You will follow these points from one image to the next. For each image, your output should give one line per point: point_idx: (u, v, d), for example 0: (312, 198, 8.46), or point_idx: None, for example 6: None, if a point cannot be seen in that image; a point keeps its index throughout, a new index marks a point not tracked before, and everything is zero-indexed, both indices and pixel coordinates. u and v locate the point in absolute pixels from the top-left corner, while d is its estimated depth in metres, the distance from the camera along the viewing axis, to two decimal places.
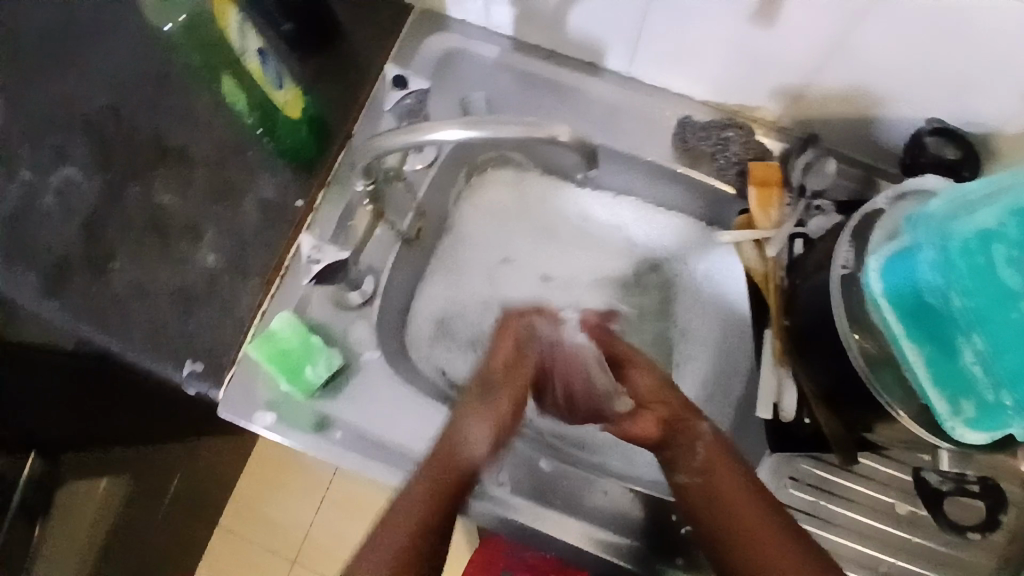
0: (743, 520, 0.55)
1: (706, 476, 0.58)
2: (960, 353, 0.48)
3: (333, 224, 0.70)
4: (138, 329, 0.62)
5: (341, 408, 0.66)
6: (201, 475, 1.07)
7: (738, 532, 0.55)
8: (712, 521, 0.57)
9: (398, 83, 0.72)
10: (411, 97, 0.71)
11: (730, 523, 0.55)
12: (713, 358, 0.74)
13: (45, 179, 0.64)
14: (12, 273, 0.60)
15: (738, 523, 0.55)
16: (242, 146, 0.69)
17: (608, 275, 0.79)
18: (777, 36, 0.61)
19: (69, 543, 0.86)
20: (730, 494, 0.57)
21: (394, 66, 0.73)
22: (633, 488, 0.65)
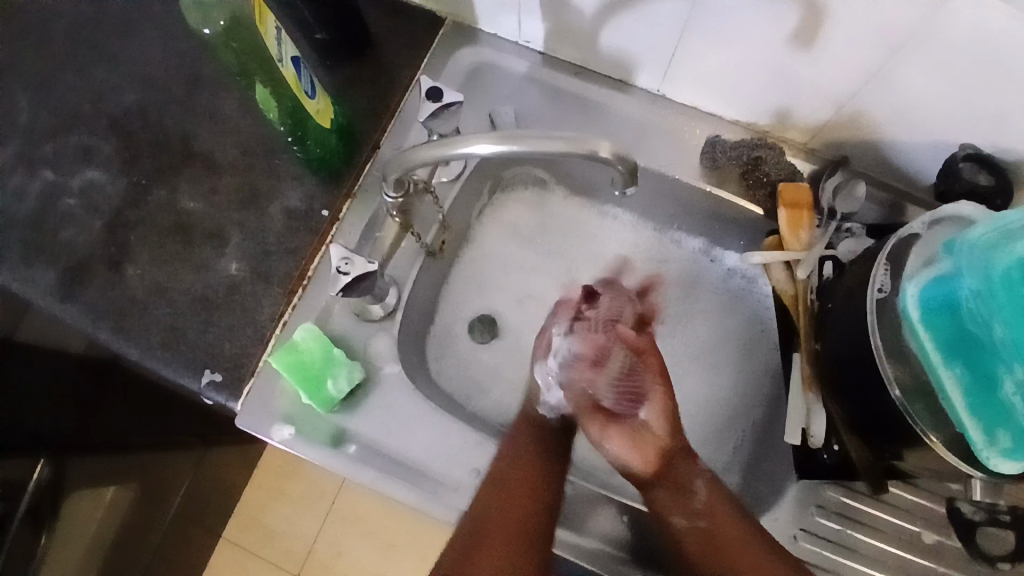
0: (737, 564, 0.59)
1: (710, 521, 0.62)
2: (1001, 382, 0.47)
3: (358, 236, 0.68)
4: (157, 333, 0.61)
5: (359, 422, 0.65)
6: (209, 485, 1.06)
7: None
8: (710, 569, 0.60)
9: (432, 96, 0.65)
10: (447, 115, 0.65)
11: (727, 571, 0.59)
12: (734, 380, 0.74)
13: (69, 180, 0.66)
14: (34, 270, 0.62)
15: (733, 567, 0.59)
16: (271, 154, 0.69)
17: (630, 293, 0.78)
18: (814, 58, 0.60)
19: (73, 556, 0.85)
20: (730, 542, 0.60)
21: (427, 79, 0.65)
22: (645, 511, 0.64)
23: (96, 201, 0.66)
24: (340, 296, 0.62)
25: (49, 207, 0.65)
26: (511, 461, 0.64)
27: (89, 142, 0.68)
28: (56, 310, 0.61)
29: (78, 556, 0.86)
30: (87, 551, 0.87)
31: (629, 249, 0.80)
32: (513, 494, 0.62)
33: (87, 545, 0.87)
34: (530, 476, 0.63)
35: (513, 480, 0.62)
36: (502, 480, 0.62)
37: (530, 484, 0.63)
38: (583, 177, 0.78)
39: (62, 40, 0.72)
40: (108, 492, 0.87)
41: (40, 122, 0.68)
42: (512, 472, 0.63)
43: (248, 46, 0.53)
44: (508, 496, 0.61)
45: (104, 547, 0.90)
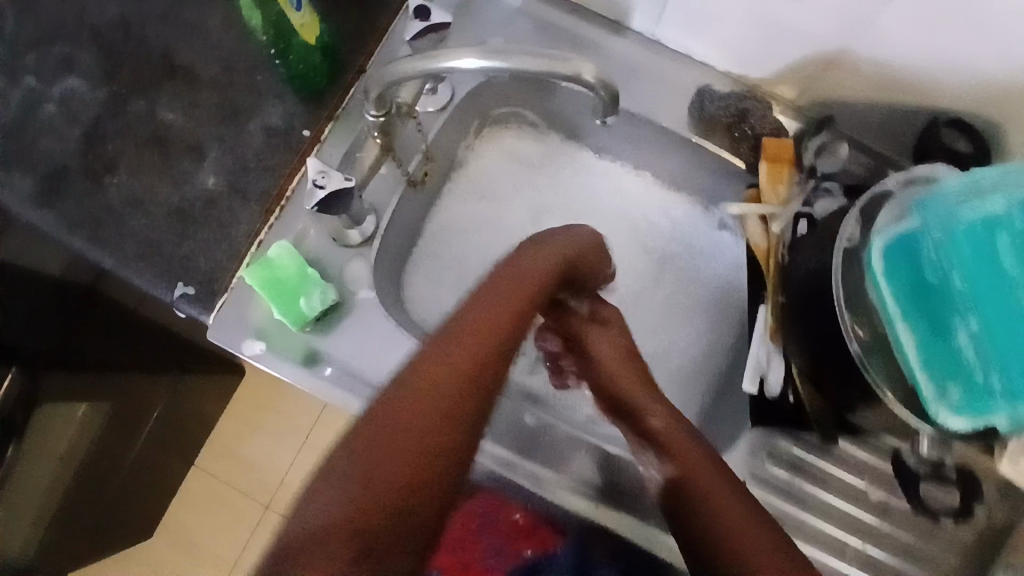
0: (727, 518, 0.52)
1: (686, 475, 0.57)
2: (954, 333, 0.50)
3: (341, 154, 0.68)
4: (131, 245, 0.61)
5: (331, 344, 0.65)
6: (184, 412, 1.07)
7: (723, 528, 0.52)
8: (708, 518, 0.53)
9: (417, 13, 0.70)
10: (424, 31, 0.70)
11: (720, 520, 0.52)
12: (703, 333, 0.76)
13: (47, 87, 0.64)
14: (8, 175, 0.61)
15: (724, 520, 0.52)
16: (254, 71, 0.67)
17: (611, 243, 0.79)
18: (809, 9, 0.60)
19: (43, 469, 0.90)
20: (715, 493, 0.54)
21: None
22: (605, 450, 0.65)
23: (75, 109, 0.64)
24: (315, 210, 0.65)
25: (28, 114, 0.63)
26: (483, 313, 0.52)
27: (70, 50, 0.66)
28: (31, 217, 0.61)
29: (47, 473, 0.90)
30: (56, 468, 0.91)
31: (614, 196, 0.80)
32: (477, 350, 0.49)
33: (55, 465, 0.91)
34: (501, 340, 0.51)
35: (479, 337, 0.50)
36: (466, 330, 0.51)
37: (505, 324, 0.52)
38: (573, 117, 0.77)
39: None
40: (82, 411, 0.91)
41: (18, 24, 0.66)
42: (479, 324, 0.51)
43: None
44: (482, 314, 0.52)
45: (72, 471, 0.91)
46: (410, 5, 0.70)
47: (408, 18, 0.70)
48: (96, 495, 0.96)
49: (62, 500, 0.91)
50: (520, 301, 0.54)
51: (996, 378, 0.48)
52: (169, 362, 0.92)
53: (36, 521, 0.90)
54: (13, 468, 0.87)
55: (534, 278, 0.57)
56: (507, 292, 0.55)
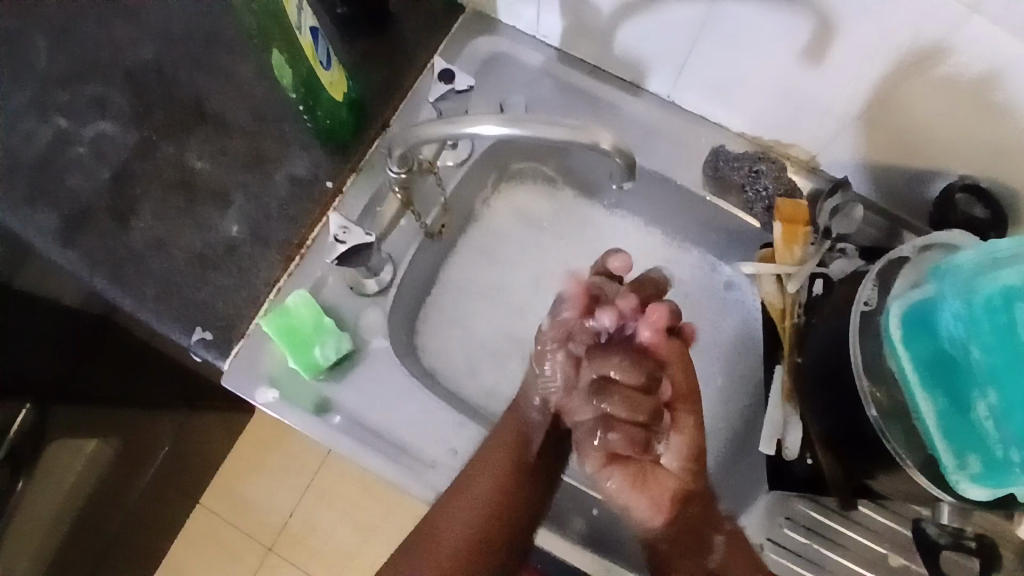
0: None
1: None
2: (972, 406, 0.48)
3: (361, 207, 0.70)
4: (152, 287, 0.63)
5: (343, 392, 0.65)
6: (192, 449, 1.07)
7: None
8: None
9: (443, 77, 0.72)
10: (449, 92, 0.72)
11: None
12: (717, 389, 0.75)
13: (80, 129, 0.67)
14: (35, 214, 0.63)
15: None
16: (280, 121, 0.69)
17: None
18: (826, 76, 0.61)
19: (49, 507, 0.88)
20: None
21: (441, 59, 0.73)
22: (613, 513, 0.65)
23: (105, 150, 0.67)
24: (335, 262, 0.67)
25: (58, 152, 0.66)
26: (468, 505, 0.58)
27: (102, 92, 0.68)
28: (55, 256, 0.62)
29: (53, 510, 0.89)
30: (64, 504, 0.89)
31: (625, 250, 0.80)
32: (467, 536, 0.57)
33: (63, 501, 0.89)
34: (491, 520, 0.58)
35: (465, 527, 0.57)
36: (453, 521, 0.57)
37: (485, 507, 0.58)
38: (589, 173, 0.79)
39: None
40: (94, 446, 0.90)
41: (57, 68, 0.69)
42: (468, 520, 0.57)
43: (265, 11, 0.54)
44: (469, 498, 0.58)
45: (77, 506, 0.91)
46: (435, 68, 0.73)
47: (434, 80, 0.72)
48: (98, 528, 0.96)
49: (66, 534, 0.91)
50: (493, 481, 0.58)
51: (1016, 453, 0.46)
52: (183, 398, 0.94)
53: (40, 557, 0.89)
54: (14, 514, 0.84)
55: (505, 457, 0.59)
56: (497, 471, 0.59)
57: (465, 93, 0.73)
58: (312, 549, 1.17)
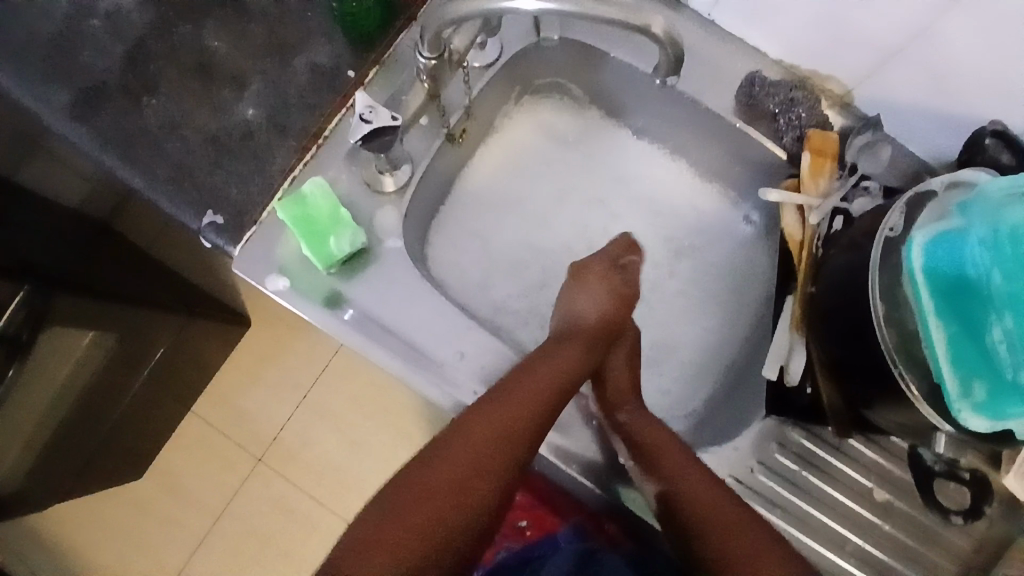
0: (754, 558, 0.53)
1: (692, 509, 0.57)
2: (988, 331, 0.49)
3: (388, 95, 0.67)
4: (165, 168, 0.61)
5: (356, 289, 0.64)
6: (188, 357, 1.07)
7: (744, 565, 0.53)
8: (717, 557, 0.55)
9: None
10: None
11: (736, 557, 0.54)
12: (724, 323, 0.75)
13: (97, 2, 0.65)
14: (49, 87, 0.62)
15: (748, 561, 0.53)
16: (303, 7, 0.67)
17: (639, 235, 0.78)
18: (870, 5, 0.59)
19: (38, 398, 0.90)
20: (733, 529, 0.56)
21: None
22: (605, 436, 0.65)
23: (120, 27, 0.65)
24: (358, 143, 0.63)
25: (72, 26, 0.65)
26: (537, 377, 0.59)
27: None
28: (65, 131, 0.61)
29: (47, 401, 0.91)
30: (55, 397, 0.91)
31: (646, 180, 0.79)
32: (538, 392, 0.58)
33: (56, 393, 0.91)
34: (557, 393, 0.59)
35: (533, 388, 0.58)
36: (522, 385, 0.58)
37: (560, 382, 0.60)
38: (616, 93, 0.77)
39: None
40: (87, 342, 0.91)
41: None
42: (536, 378, 0.58)
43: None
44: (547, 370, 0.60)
45: (69, 401, 0.93)
46: None
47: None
48: (93, 427, 0.97)
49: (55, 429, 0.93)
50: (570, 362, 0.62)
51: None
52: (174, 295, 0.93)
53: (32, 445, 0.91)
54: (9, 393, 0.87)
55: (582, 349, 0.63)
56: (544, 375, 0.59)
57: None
58: (304, 462, 1.18)
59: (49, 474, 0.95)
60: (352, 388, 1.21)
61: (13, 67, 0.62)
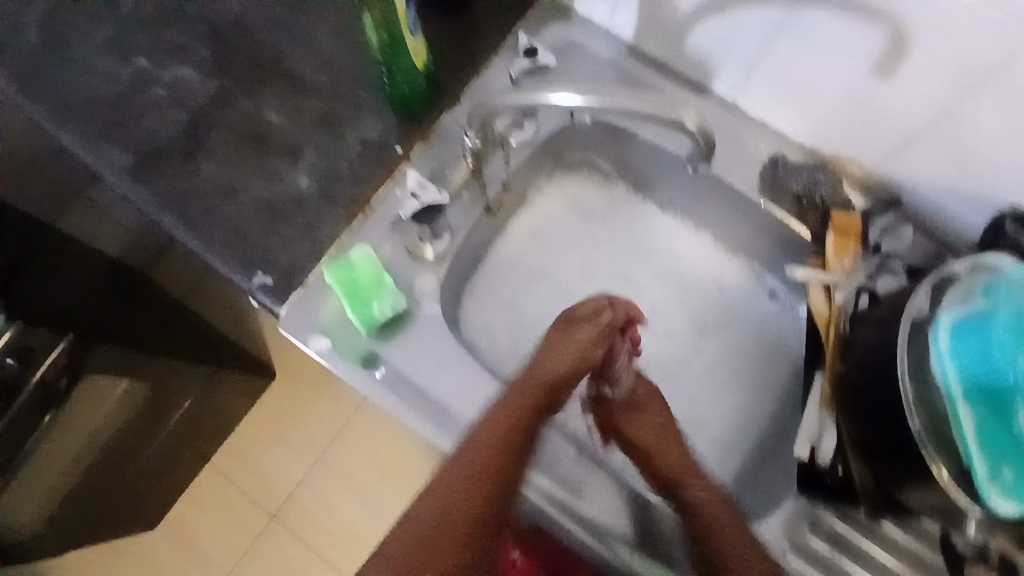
0: None
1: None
2: (1016, 415, 0.52)
3: (433, 168, 0.71)
4: (220, 230, 0.66)
5: (392, 351, 0.67)
6: (211, 415, 1.10)
7: None
8: None
9: (525, 53, 0.73)
10: (529, 71, 0.73)
11: None
12: (750, 396, 0.76)
13: (161, 73, 0.73)
14: (110, 146, 0.70)
15: None
16: (355, 84, 0.72)
17: (663, 304, 0.80)
18: (894, 89, 0.63)
19: (65, 453, 0.92)
20: None
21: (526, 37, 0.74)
22: (627, 507, 0.67)
23: (185, 98, 0.72)
24: (408, 217, 0.68)
25: (138, 91, 0.72)
26: (501, 410, 0.58)
27: (186, 44, 0.74)
28: (128, 191, 0.68)
29: (67, 460, 0.93)
30: (86, 442, 0.94)
31: (671, 251, 0.82)
32: (492, 447, 0.55)
33: (87, 439, 0.94)
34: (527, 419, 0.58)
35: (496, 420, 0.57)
36: (473, 444, 0.55)
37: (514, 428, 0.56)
38: (645, 169, 0.80)
39: None
40: (118, 393, 0.93)
41: (142, 14, 0.76)
42: (486, 431, 0.56)
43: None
44: (496, 420, 0.57)
45: (97, 447, 0.95)
46: (518, 44, 0.74)
47: (516, 57, 0.73)
48: (110, 482, 1.00)
49: (80, 479, 0.95)
50: (522, 404, 0.58)
51: None
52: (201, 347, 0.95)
53: (50, 499, 0.93)
54: (38, 447, 0.87)
55: (537, 388, 0.59)
56: (494, 425, 0.56)
57: (545, 73, 0.74)
58: (319, 523, 1.19)
59: (63, 527, 0.97)
60: (367, 448, 1.22)
61: (83, 126, 0.71)
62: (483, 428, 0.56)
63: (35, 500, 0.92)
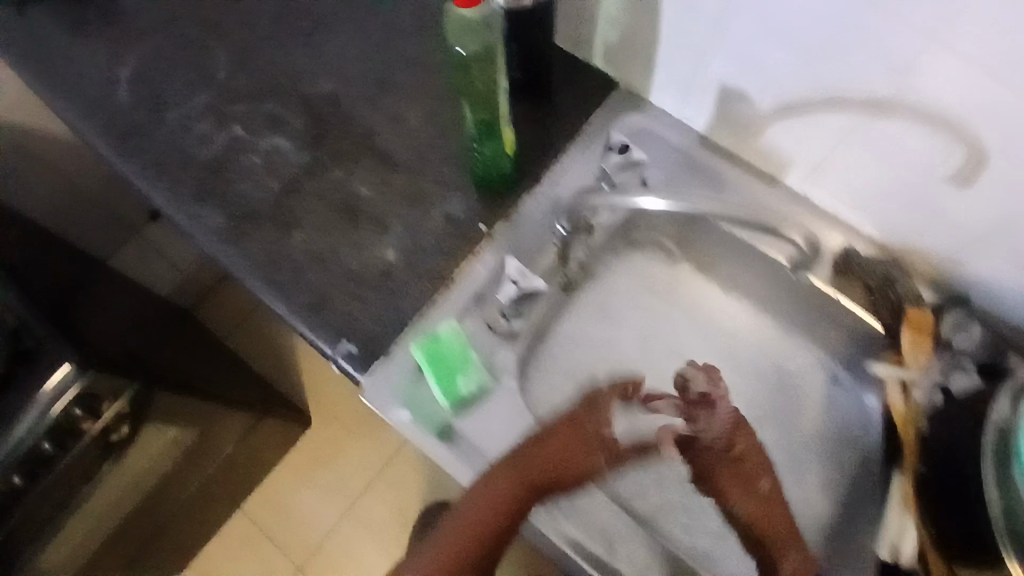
0: None
1: None
2: None
3: (513, 246, 0.73)
4: (309, 296, 0.69)
5: (469, 424, 0.67)
6: (245, 456, 1.18)
7: None
8: None
9: (620, 148, 0.75)
10: (624, 165, 0.75)
11: None
12: (814, 483, 0.77)
13: (256, 142, 0.77)
14: (205, 209, 0.73)
15: None
16: (442, 163, 0.75)
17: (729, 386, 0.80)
18: (969, 198, 0.64)
19: (108, 500, 0.90)
20: None
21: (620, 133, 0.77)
22: None
23: (278, 167, 0.75)
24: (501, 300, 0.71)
25: (233, 158, 0.76)
26: (512, 482, 0.60)
27: (281, 116, 0.78)
28: (220, 253, 0.71)
29: (106, 509, 0.91)
30: (130, 490, 0.93)
31: (732, 335, 0.82)
32: (498, 506, 0.59)
33: (131, 487, 0.93)
34: (518, 494, 0.60)
35: (496, 498, 0.59)
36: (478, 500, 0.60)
37: (520, 489, 0.60)
38: (710, 252, 0.81)
39: (276, 28, 0.83)
40: (168, 440, 0.94)
41: (240, 85, 0.80)
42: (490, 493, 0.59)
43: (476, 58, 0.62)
44: (503, 485, 0.60)
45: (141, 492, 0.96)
46: (613, 138, 0.75)
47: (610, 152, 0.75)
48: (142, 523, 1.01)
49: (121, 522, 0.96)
50: (524, 470, 0.61)
51: None
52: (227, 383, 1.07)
53: (91, 543, 0.93)
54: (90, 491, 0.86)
55: (538, 457, 0.61)
56: (500, 491, 0.59)
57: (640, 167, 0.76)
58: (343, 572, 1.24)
59: None
60: (392, 498, 1.28)
61: (180, 188, 0.74)
62: (489, 489, 0.59)
63: (76, 543, 0.91)
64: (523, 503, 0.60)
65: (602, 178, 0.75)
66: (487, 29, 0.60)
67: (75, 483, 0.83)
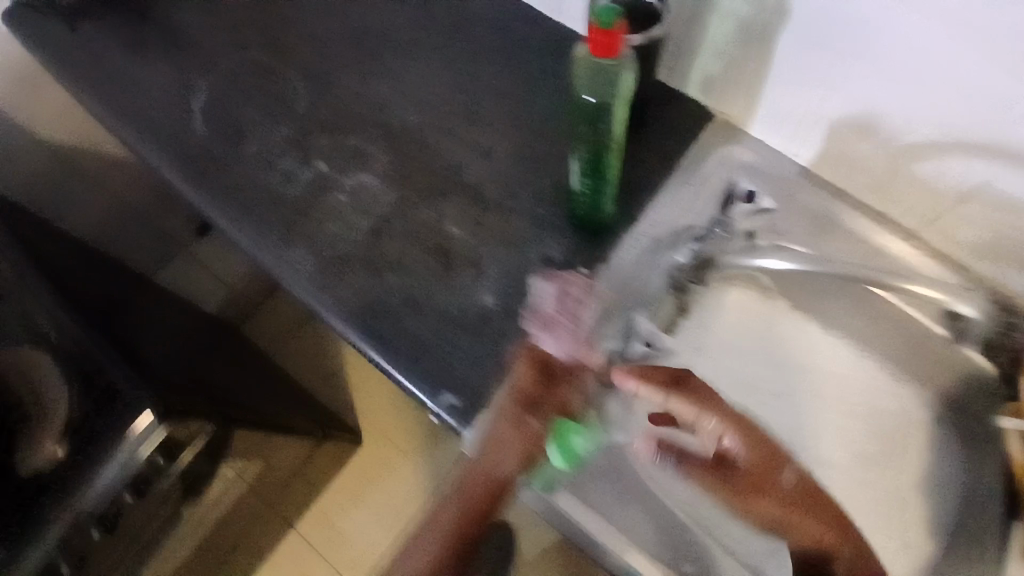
0: None
1: None
2: None
3: (619, 294, 0.70)
4: (406, 344, 0.66)
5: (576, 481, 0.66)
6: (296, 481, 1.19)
7: None
8: None
9: (746, 196, 0.73)
10: (749, 215, 0.73)
11: None
12: (918, 526, 0.74)
13: (342, 179, 0.74)
14: (293, 251, 0.71)
15: None
16: (537, 201, 0.73)
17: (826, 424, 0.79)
18: None
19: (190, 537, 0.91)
20: None
21: (744, 178, 0.75)
22: None
23: (366, 206, 0.73)
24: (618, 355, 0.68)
25: (319, 196, 0.73)
26: (458, 507, 0.56)
27: (366, 152, 0.75)
28: (311, 298, 0.68)
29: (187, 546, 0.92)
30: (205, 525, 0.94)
31: (827, 372, 0.81)
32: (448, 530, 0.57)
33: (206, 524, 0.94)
34: (470, 522, 0.56)
35: (450, 511, 0.57)
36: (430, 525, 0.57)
37: (464, 511, 0.56)
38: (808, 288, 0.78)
39: (355, 60, 0.81)
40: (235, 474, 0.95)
41: (322, 118, 0.78)
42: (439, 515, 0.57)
43: (596, 108, 0.62)
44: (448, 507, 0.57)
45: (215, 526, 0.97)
46: (739, 187, 0.74)
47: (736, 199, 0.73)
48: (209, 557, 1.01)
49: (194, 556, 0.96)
50: (468, 484, 0.57)
51: None
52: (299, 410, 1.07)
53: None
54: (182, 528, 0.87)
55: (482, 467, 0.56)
56: (451, 516, 0.57)
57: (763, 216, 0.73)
58: None
59: None
60: None
61: (265, 230, 0.71)
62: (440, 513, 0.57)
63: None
64: (467, 527, 0.57)
65: (718, 223, 0.72)
66: (612, 80, 0.60)
67: (152, 530, 0.80)
